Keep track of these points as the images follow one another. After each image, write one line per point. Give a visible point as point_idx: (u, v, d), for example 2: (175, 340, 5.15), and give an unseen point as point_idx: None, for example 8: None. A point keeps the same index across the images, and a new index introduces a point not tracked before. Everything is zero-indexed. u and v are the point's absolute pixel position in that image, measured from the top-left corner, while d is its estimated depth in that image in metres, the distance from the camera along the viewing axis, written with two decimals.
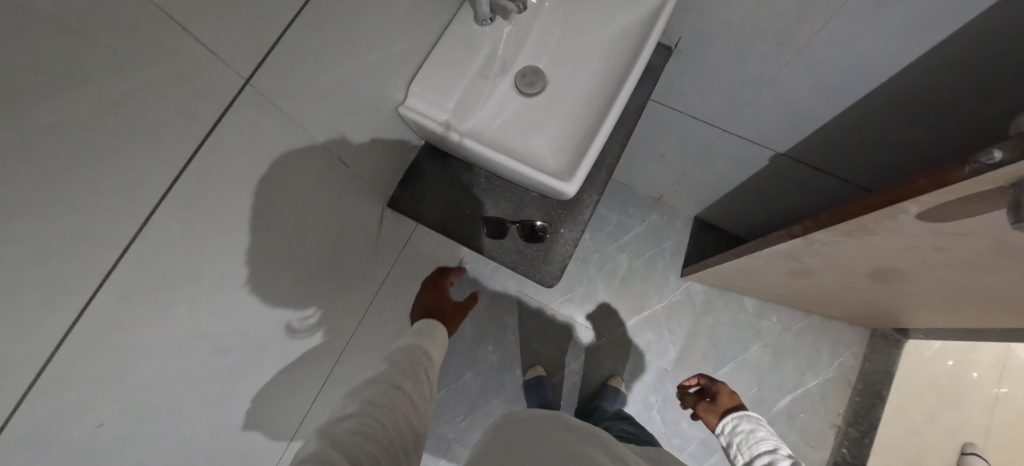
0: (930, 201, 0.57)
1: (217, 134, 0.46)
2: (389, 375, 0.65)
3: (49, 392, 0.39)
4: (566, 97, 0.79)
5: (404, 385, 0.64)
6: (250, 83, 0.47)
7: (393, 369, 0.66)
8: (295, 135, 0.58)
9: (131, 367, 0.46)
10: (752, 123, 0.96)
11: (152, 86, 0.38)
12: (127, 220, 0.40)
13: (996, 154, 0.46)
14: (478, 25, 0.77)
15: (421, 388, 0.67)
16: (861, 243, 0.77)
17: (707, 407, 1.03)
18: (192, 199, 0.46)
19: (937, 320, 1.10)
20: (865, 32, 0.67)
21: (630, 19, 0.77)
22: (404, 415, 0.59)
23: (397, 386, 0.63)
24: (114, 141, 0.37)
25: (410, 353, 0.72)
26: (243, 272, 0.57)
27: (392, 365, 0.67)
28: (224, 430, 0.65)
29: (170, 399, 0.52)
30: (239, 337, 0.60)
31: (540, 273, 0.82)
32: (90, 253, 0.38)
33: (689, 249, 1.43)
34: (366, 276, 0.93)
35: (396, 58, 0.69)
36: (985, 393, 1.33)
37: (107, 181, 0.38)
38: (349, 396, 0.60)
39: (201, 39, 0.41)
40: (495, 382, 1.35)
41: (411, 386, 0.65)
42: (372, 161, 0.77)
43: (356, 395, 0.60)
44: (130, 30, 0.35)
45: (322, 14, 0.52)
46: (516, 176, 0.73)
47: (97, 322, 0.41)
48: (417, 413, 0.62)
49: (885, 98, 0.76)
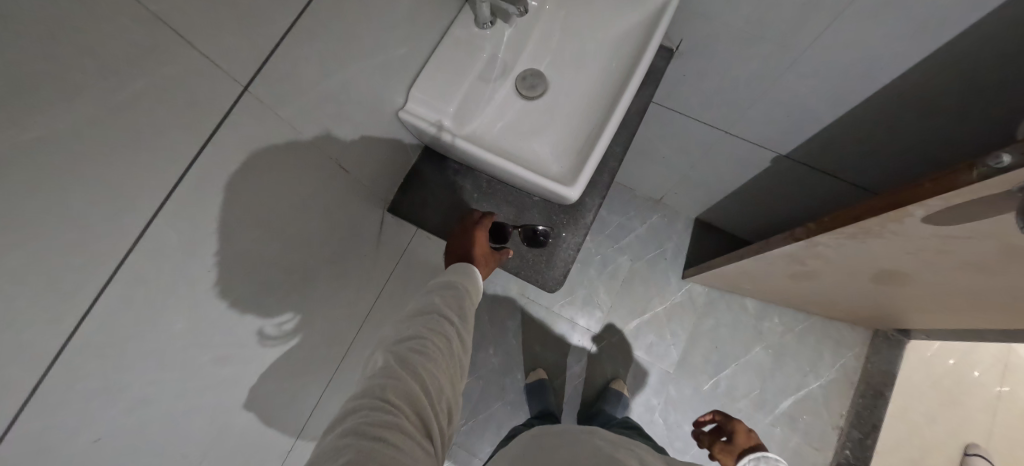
0: (937, 205, 0.56)
1: (214, 143, 0.45)
2: (444, 295, 0.68)
3: (45, 408, 0.38)
4: (567, 100, 0.78)
5: (457, 306, 0.67)
6: (248, 90, 0.47)
7: (447, 287, 0.69)
8: (294, 141, 0.57)
9: (128, 380, 0.45)
10: (753, 125, 0.95)
11: (149, 95, 0.38)
12: (123, 231, 0.39)
13: (1004, 159, 0.46)
14: (478, 28, 0.77)
15: (471, 309, 0.70)
16: (865, 246, 0.76)
17: (724, 447, 1.07)
18: (190, 208, 0.45)
19: (939, 321, 1.10)
20: (868, 34, 0.66)
21: (631, 21, 0.76)
22: (457, 337, 0.64)
23: (451, 306, 0.66)
24: (111, 152, 0.36)
25: (466, 273, 0.72)
26: (241, 281, 0.56)
27: (446, 284, 0.70)
28: (222, 441, 0.63)
29: (168, 411, 0.51)
30: (237, 347, 0.59)
31: (542, 278, 0.81)
32: (85, 266, 0.38)
33: (690, 251, 1.43)
34: (365, 281, 0.93)
35: (396, 62, 0.68)
36: (987, 393, 1.33)
37: (104, 192, 0.37)
38: (408, 314, 0.65)
39: (198, 47, 0.40)
40: (496, 386, 1.35)
41: (463, 306, 0.68)
42: (370, 165, 0.76)
43: (412, 314, 0.65)
44: (128, 40, 0.35)
45: (321, 19, 0.52)
46: (518, 181, 0.72)
47: (92, 336, 0.40)
48: (466, 334, 0.66)
49: (889, 100, 0.75)
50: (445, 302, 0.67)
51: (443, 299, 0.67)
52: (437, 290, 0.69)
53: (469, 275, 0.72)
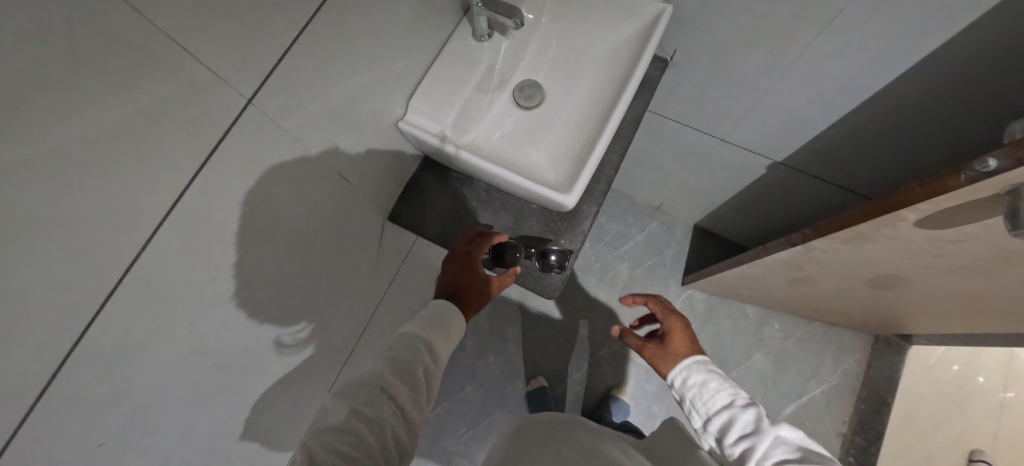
0: (927, 209, 0.57)
1: (219, 153, 0.47)
2: (401, 361, 0.59)
3: (52, 411, 0.39)
4: (564, 109, 0.80)
5: (413, 377, 0.58)
6: (252, 103, 0.48)
7: (406, 351, 0.60)
8: (298, 152, 0.59)
9: (133, 386, 0.46)
10: (748, 133, 0.97)
11: (156, 110, 0.39)
12: (130, 239, 0.41)
13: (990, 163, 0.47)
14: (476, 40, 0.79)
15: (428, 377, 0.60)
16: (860, 250, 0.77)
17: (656, 351, 0.74)
18: (195, 216, 0.46)
19: (940, 325, 1.10)
20: (857, 43, 0.68)
21: (626, 32, 0.78)
22: (401, 418, 0.54)
23: (402, 378, 0.57)
24: (121, 163, 0.38)
25: (433, 332, 0.63)
26: (245, 288, 0.57)
27: (406, 346, 0.61)
28: (224, 448, 0.64)
29: (170, 418, 0.52)
30: (240, 354, 0.60)
31: (540, 285, 0.82)
32: (94, 273, 0.39)
33: (689, 257, 1.43)
34: (366, 289, 0.94)
35: (396, 74, 0.70)
36: (991, 399, 1.32)
37: (114, 201, 0.38)
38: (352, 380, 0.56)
39: (205, 62, 0.42)
40: (497, 394, 1.34)
41: (420, 374, 0.59)
42: (371, 174, 0.78)
43: (358, 380, 0.56)
44: (137, 56, 0.36)
45: (323, 34, 0.53)
46: (516, 188, 0.73)
47: (99, 341, 0.41)
48: (415, 409, 0.57)
49: (880, 107, 0.76)
50: (398, 371, 0.58)
51: (396, 368, 0.58)
52: (393, 350, 0.60)
53: (434, 335, 0.63)
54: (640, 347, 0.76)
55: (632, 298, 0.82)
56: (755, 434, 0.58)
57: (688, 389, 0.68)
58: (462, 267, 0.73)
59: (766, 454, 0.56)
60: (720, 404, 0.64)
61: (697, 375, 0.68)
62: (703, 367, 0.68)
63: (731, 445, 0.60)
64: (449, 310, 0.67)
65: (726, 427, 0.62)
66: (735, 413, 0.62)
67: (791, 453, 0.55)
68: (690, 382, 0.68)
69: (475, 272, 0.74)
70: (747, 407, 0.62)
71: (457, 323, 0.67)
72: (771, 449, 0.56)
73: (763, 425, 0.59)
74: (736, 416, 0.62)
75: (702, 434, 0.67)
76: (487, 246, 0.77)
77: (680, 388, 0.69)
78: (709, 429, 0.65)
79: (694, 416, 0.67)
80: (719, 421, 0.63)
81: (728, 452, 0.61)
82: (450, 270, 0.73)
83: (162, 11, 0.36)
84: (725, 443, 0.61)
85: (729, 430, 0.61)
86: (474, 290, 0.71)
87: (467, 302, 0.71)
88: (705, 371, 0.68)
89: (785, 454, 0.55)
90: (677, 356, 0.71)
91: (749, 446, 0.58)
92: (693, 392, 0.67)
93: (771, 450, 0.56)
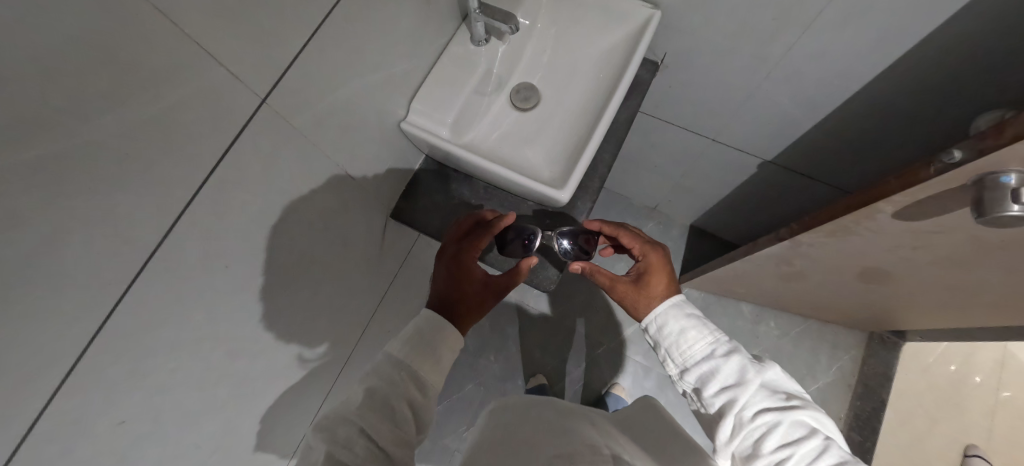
0: (902, 201, 0.60)
1: (234, 150, 0.50)
2: (383, 395, 0.55)
3: (80, 385, 0.42)
4: (558, 110, 0.84)
5: (395, 412, 0.54)
6: (265, 102, 0.52)
7: (388, 382, 0.56)
8: (307, 150, 0.62)
9: (152, 367, 0.49)
10: (738, 133, 1.00)
11: (181, 108, 0.43)
12: (152, 228, 0.44)
13: (955, 154, 0.50)
14: (474, 45, 0.82)
15: (439, 370, 0.61)
16: (845, 244, 0.80)
17: (628, 287, 0.75)
18: (211, 208, 0.50)
19: (931, 320, 1.12)
20: (835, 45, 0.71)
21: (618, 36, 0.82)
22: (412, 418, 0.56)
23: (383, 413, 0.53)
24: (148, 156, 0.41)
25: (418, 360, 0.59)
26: (255, 279, 0.60)
27: (388, 376, 0.57)
28: (233, 433, 0.67)
29: (185, 400, 0.55)
30: (250, 342, 0.63)
31: (537, 278, 0.86)
32: (121, 257, 0.42)
33: (686, 257, 1.46)
34: (370, 286, 0.97)
35: (398, 77, 0.74)
36: (987, 398, 1.34)
37: (140, 191, 0.42)
38: (371, 376, 0.57)
39: (225, 64, 0.45)
40: (496, 391, 1.37)
41: (404, 408, 0.55)
42: (375, 173, 0.81)
43: (376, 378, 0.57)
44: (166, 58, 0.40)
45: (331, 39, 0.57)
46: (512, 185, 0.77)
47: (124, 321, 0.44)
48: (426, 405, 0.58)
49: (862, 107, 0.80)
50: (378, 406, 0.54)
51: (377, 402, 0.54)
52: (410, 344, 0.60)
53: (419, 363, 0.59)
54: (611, 285, 0.77)
55: (595, 223, 0.80)
56: (737, 386, 0.62)
57: (665, 334, 0.70)
58: (452, 276, 0.69)
59: (747, 403, 0.61)
60: (699, 354, 0.67)
61: (675, 322, 0.69)
62: (683, 311, 0.70)
63: (711, 396, 0.64)
64: (439, 329, 0.62)
65: (706, 376, 0.65)
66: (717, 364, 0.64)
67: (770, 401, 0.61)
68: (667, 329, 0.69)
69: (468, 279, 0.69)
70: (729, 355, 0.65)
71: (449, 342, 0.63)
72: (752, 399, 0.61)
73: (746, 375, 0.62)
74: (718, 366, 0.64)
75: (676, 378, 0.70)
76: (477, 247, 0.72)
77: (656, 333, 0.71)
78: (685, 376, 0.68)
79: (670, 362, 0.70)
80: (699, 370, 0.66)
81: (706, 400, 0.65)
82: (440, 279, 0.69)
83: (190, 18, 0.40)
84: (705, 394, 0.64)
85: (709, 381, 0.64)
86: (467, 301, 0.67)
87: (465, 314, 0.66)
88: (685, 317, 0.69)
89: (765, 402, 0.61)
90: (651, 300, 0.73)
91: (732, 397, 0.61)
92: (670, 339, 0.69)
93: (752, 399, 0.61)
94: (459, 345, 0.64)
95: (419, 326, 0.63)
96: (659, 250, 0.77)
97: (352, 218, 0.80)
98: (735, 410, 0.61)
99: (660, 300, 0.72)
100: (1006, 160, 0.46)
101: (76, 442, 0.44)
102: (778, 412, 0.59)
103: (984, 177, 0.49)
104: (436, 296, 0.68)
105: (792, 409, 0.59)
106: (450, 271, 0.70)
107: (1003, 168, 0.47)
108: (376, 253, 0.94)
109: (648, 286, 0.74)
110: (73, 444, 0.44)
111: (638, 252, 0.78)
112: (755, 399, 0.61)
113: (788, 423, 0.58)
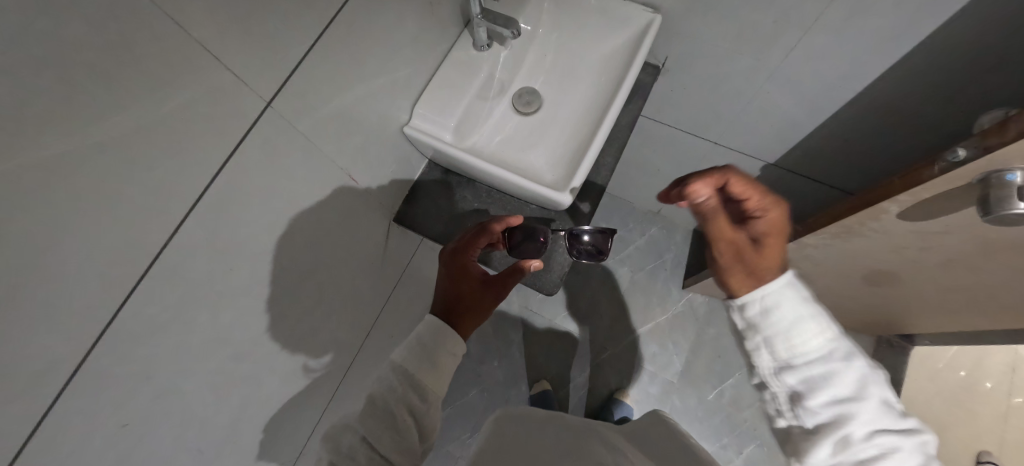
0: (907, 200, 0.60)
1: (239, 152, 0.51)
2: (383, 403, 0.56)
3: (85, 386, 0.42)
4: (561, 114, 0.84)
5: (396, 420, 0.55)
6: (270, 106, 0.52)
7: (388, 390, 0.57)
8: (311, 154, 0.63)
9: (156, 369, 0.49)
10: (740, 137, 1.00)
11: (187, 110, 0.43)
12: (159, 229, 0.44)
13: (960, 152, 0.50)
14: (477, 50, 0.83)
15: (444, 375, 0.61)
16: (850, 245, 0.79)
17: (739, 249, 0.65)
18: (217, 210, 0.50)
19: (939, 323, 1.11)
20: (835, 47, 0.72)
21: (619, 40, 0.83)
22: (415, 424, 0.56)
23: (383, 421, 0.54)
24: (154, 157, 0.42)
25: (417, 366, 0.59)
26: (260, 281, 0.60)
27: (388, 383, 0.58)
28: (235, 438, 0.67)
29: (188, 403, 0.55)
30: (254, 345, 0.63)
31: (541, 281, 0.85)
32: (128, 258, 0.43)
33: (690, 261, 1.46)
34: (374, 290, 0.97)
35: (401, 82, 0.75)
36: (999, 404, 1.31)
37: (147, 193, 0.42)
38: (374, 383, 0.58)
39: (230, 68, 0.46)
40: (501, 398, 1.36)
41: (405, 416, 0.55)
42: (380, 178, 0.82)
43: (377, 386, 0.58)
44: (174, 61, 0.40)
45: (334, 44, 0.58)
46: (515, 188, 0.77)
47: (129, 322, 0.45)
48: (429, 410, 0.58)
49: (863, 107, 0.80)
50: (379, 414, 0.55)
51: (377, 410, 0.55)
52: (410, 351, 0.60)
53: (419, 369, 0.59)
54: None
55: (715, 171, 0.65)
56: (852, 400, 0.54)
57: (773, 322, 0.59)
58: (451, 277, 0.69)
59: (864, 421, 0.53)
60: (816, 352, 0.56)
61: (792, 309, 0.58)
62: (803, 296, 0.58)
63: (817, 407, 0.55)
64: (439, 333, 0.62)
65: (818, 381, 0.55)
66: (838, 368, 0.55)
67: (889, 421, 0.53)
68: (778, 316, 0.58)
69: (466, 279, 0.68)
70: (849, 359, 0.56)
71: (450, 345, 0.62)
72: (871, 418, 0.53)
73: (867, 388, 0.54)
74: (839, 372, 0.55)
75: (766, 373, 0.60)
76: (475, 246, 0.72)
77: (758, 317, 0.60)
78: (783, 375, 0.58)
79: (765, 353, 0.59)
80: (811, 372, 0.56)
81: (806, 411, 0.56)
82: (441, 280, 0.69)
83: (196, 21, 0.41)
84: (810, 402, 0.55)
85: (818, 388, 0.55)
86: (466, 301, 0.66)
87: (465, 315, 0.65)
88: (805, 305, 0.58)
89: (885, 423, 0.52)
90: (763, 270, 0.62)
91: (848, 410, 0.53)
92: (779, 327, 0.58)
93: (870, 417, 0.53)
94: (461, 349, 0.63)
95: (421, 332, 0.62)
96: (778, 208, 0.66)
97: (356, 223, 0.81)
98: (849, 429, 0.52)
99: (773, 277, 0.62)
100: (1010, 158, 0.46)
101: (81, 443, 0.44)
102: (900, 437, 0.51)
103: (989, 174, 0.49)
104: (438, 298, 0.67)
105: (914, 433, 0.52)
106: (449, 272, 0.69)
107: (1009, 165, 0.47)
108: (379, 258, 0.94)
109: (763, 253, 0.64)
110: (77, 445, 0.44)
111: (755, 206, 0.66)
112: (874, 418, 0.53)
113: (911, 452, 0.51)
